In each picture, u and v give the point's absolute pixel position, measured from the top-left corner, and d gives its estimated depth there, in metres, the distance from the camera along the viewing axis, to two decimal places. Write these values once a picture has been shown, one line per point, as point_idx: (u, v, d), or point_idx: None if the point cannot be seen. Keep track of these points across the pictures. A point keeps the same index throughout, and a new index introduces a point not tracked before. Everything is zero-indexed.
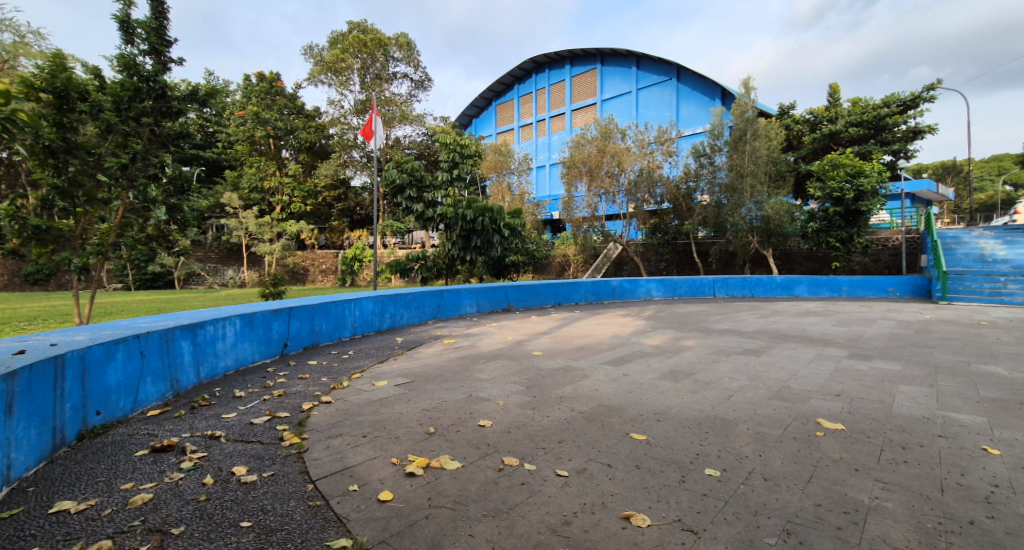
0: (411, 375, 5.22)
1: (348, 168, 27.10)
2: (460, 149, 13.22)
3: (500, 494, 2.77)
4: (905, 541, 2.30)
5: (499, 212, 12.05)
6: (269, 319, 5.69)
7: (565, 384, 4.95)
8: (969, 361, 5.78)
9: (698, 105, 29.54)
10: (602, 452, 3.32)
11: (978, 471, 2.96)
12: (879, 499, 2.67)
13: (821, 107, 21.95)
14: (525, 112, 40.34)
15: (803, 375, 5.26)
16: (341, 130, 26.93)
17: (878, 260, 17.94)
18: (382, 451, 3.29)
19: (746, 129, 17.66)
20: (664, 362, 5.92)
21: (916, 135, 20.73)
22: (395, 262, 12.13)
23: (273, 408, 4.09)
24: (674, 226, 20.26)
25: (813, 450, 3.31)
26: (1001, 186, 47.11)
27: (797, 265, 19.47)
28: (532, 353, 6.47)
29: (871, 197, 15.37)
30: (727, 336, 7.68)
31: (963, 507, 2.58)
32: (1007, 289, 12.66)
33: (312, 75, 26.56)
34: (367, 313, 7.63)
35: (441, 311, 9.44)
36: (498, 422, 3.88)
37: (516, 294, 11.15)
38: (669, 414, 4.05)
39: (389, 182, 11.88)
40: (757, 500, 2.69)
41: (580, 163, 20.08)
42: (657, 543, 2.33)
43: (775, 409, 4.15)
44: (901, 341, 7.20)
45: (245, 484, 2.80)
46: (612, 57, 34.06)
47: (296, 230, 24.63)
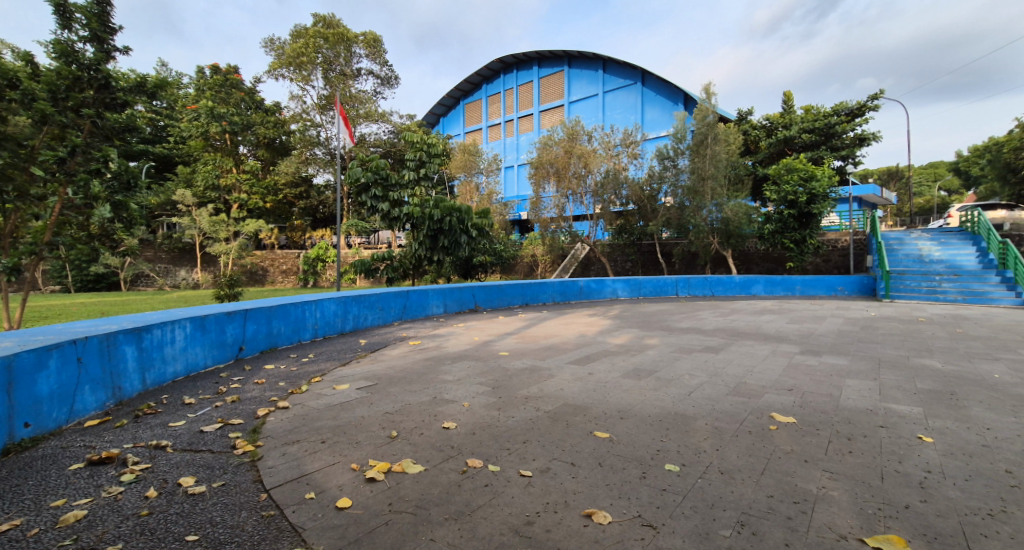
0: (374, 378, 5.12)
1: (311, 165, 26.85)
2: (428, 148, 13.06)
3: (464, 496, 2.75)
4: (849, 528, 2.42)
5: (467, 212, 11.94)
6: (223, 322, 5.46)
7: (531, 384, 4.96)
8: (908, 355, 6.14)
9: (662, 109, 30.24)
10: (566, 451, 3.34)
11: (914, 458, 3.15)
12: (826, 488, 2.80)
13: (776, 114, 22.90)
14: (493, 112, 40.37)
15: (758, 371, 5.47)
16: (303, 126, 26.20)
17: (828, 260, 18.88)
18: (342, 456, 3.21)
19: (707, 133, 18.13)
20: (628, 361, 6.03)
21: (863, 142, 21.95)
22: (360, 262, 11.90)
23: (225, 414, 3.93)
24: (640, 227, 20.58)
25: (766, 443, 3.43)
26: (936, 192, 50.76)
27: (754, 265, 20.23)
28: (498, 353, 6.47)
29: (822, 200, 16.16)
30: (688, 335, 7.89)
31: (899, 493, 2.73)
32: (941, 288, 13.50)
33: (273, 68, 25.75)
34: (328, 315, 7.43)
35: (407, 311, 9.30)
36: (462, 423, 3.86)
37: (483, 294, 11.11)
38: (631, 412, 4.12)
39: (354, 180, 11.71)
40: (714, 493, 2.77)
41: (547, 164, 20.12)
42: (618, 540, 2.36)
43: (732, 405, 4.28)
44: (848, 336, 7.60)
45: (192, 495, 2.67)
46: (579, 60, 34.52)
47: (255, 229, 23.75)
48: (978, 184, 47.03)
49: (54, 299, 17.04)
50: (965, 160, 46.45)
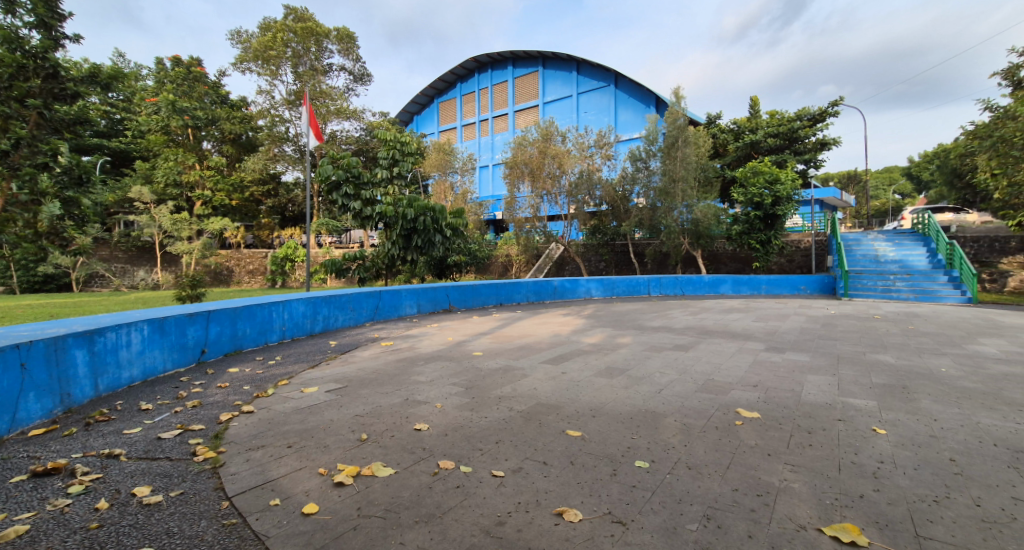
0: (344, 381, 5.03)
1: (280, 163, 26.21)
2: (401, 146, 12.87)
3: (435, 498, 2.72)
4: (808, 518, 2.50)
5: (441, 212, 11.82)
6: (183, 324, 5.26)
7: (504, 384, 4.96)
8: (865, 351, 6.42)
9: (635, 111, 30.70)
10: (538, 451, 3.35)
11: (868, 450, 3.28)
12: (787, 481, 2.89)
13: (743, 118, 23.59)
14: (467, 111, 40.25)
15: (725, 368, 5.61)
16: (271, 121, 25.50)
17: (792, 260, 19.55)
18: (309, 461, 3.13)
19: (677, 136, 18.48)
20: (601, 359, 6.10)
21: (824, 147, 22.82)
22: (331, 262, 11.66)
23: (185, 420, 3.79)
24: (613, 227, 20.83)
25: (731, 438, 3.53)
26: (891, 195, 53.31)
27: (723, 265, 20.75)
28: (472, 353, 6.45)
29: (786, 202, 16.72)
30: (659, 333, 8.04)
31: (855, 483, 2.84)
32: (895, 287, 14.13)
33: (239, 61, 25.00)
34: (297, 316, 7.25)
35: (379, 312, 9.15)
36: (435, 425, 3.82)
37: (457, 294, 11.05)
38: (603, 410, 4.17)
39: (324, 177, 11.48)
40: (682, 488, 2.83)
41: (522, 164, 20.13)
42: (588, 537, 2.38)
43: (700, 401, 4.39)
44: (810, 334, 7.89)
45: (147, 506, 2.56)
46: (553, 61, 34.73)
47: (219, 227, 22.97)
48: (930, 188, 49.59)
49: (9, 300, 16.96)
50: (916, 164, 48.90)
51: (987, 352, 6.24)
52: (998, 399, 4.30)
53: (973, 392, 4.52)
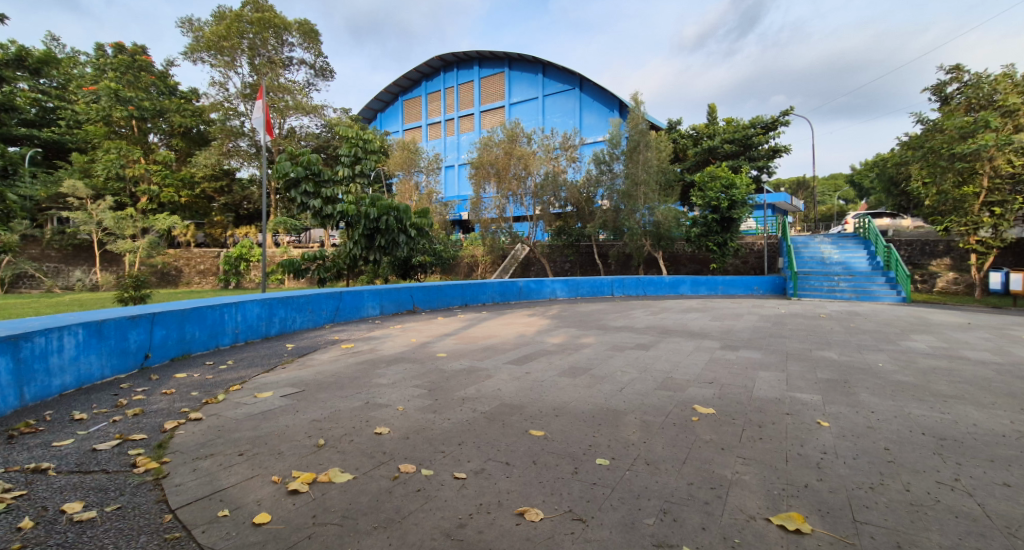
0: (301, 385, 4.87)
1: (234, 158, 25.20)
2: (364, 143, 12.61)
3: (395, 503, 2.67)
4: (757, 508, 2.60)
5: (405, 212, 11.62)
6: (124, 328, 4.98)
7: (468, 385, 4.94)
8: (812, 348, 6.75)
9: (599, 114, 31.20)
10: (501, 451, 3.34)
11: (813, 441, 3.45)
12: (739, 473, 3.00)
13: (702, 125, 24.43)
14: (432, 110, 39.90)
15: (684, 365, 5.78)
16: (224, 115, 24.40)
17: (747, 262, 20.37)
18: (262, 469, 3.02)
19: (639, 140, 18.93)
20: (565, 359, 6.16)
21: (777, 154, 23.88)
22: (289, 261, 11.27)
23: (125, 429, 3.57)
24: (577, 228, 21.11)
25: (688, 434, 3.63)
26: (836, 201, 56.48)
27: (682, 266, 21.38)
28: (436, 355, 6.38)
29: (741, 206, 17.40)
30: (622, 333, 8.18)
31: (800, 473, 2.98)
32: (839, 287, 14.94)
33: (191, 51, 23.88)
34: (251, 318, 6.97)
35: (340, 313, 8.92)
36: (396, 428, 3.75)
37: (421, 295, 10.94)
38: (566, 409, 4.21)
39: (282, 174, 11.10)
40: (640, 483, 2.89)
41: (487, 164, 20.08)
42: (548, 536, 2.39)
43: (659, 399, 4.49)
44: (762, 332, 8.22)
45: (78, 523, 2.40)
46: (519, 62, 34.85)
47: (167, 226, 21.84)
48: (870, 195, 52.79)
49: None
50: (858, 173, 51.98)
51: (918, 348, 6.68)
52: (927, 390, 4.61)
53: (906, 385, 4.82)
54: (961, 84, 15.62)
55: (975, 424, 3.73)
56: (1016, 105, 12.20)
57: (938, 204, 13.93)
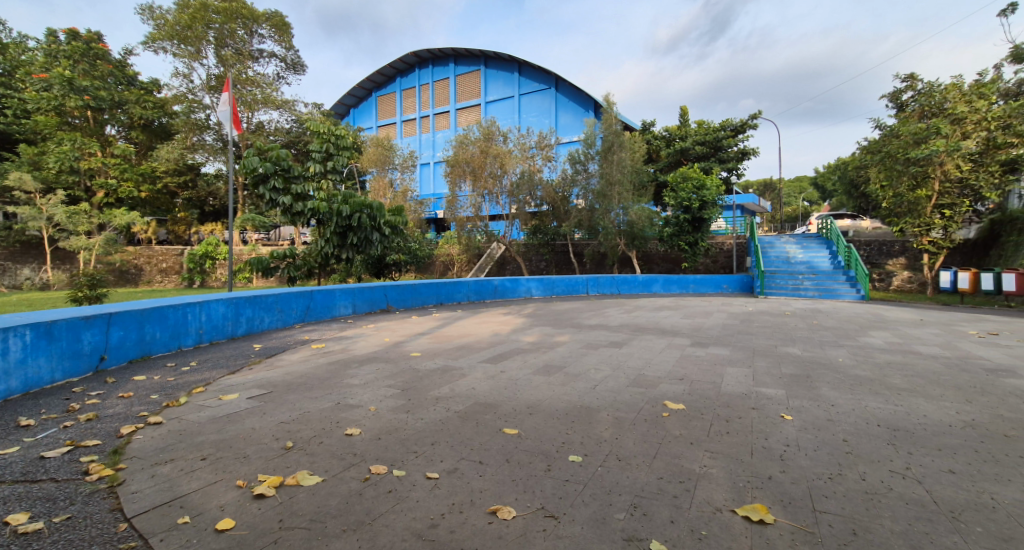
0: (268, 386, 4.74)
1: (198, 153, 24.23)
2: (336, 140, 12.35)
3: (365, 504, 2.63)
4: (724, 501, 2.66)
5: (378, 209, 11.44)
6: (77, 328, 4.76)
7: (442, 385, 4.89)
8: (777, 345, 6.96)
9: (574, 114, 31.43)
10: (473, 450, 3.33)
11: (777, 435, 3.55)
12: (707, 467, 3.07)
13: (674, 126, 24.90)
14: (407, 107, 39.46)
15: (655, 362, 5.87)
16: (188, 108, 23.51)
17: (717, 261, 20.87)
18: (226, 474, 2.92)
19: (614, 141, 19.16)
20: (539, 357, 6.18)
21: (746, 156, 24.54)
22: (257, 260, 10.95)
23: (77, 436, 3.41)
24: (553, 227, 21.18)
25: (658, 429, 3.69)
26: (801, 202, 58.43)
27: (655, 265, 21.73)
28: (410, 354, 6.31)
29: (711, 206, 17.81)
30: (596, 331, 8.26)
31: (765, 466, 3.06)
32: (804, 286, 15.46)
33: (151, 40, 22.93)
34: (216, 318, 6.75)
35: (311, 313, 8.73)
36: (368, 429, 3.69)
37: (395, 293, 10.80)
38: (539, 407, 4.22)
39: (250, 170, 10.76)
40: (611, 479, 2.92)
41: (463, 163, 19.95)
42: (520, 533, 2.39)
43: (631, 395, 4.56)
44: (730, 329, 8.44)
45: (24, 535, 2.28)
46: (495, 60, 34.77)
47: (126, 222, 20.99)
48: (832, 197, 54.79)
49: None
50: (821, 176, 53.87)
51: (875, 343, 6.97)
52: (883, 384, 4.82)
53: (863, 379, 5.02)
54: (915, 92, 16.38)
55: (925, 415, 3.91)
56: (963, 113, 12.89)
57: (895, 206, 14.60)
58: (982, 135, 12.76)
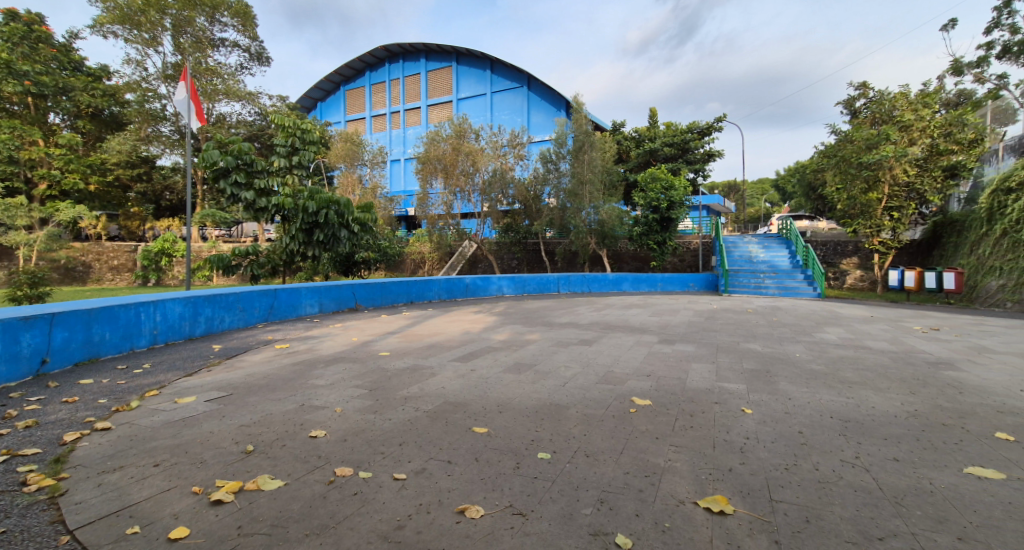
0: (228, 388, 4.57)
1: (153, 144, 23.20)
2: (301, 134, 11.98)
3: (329, 508, 2.57)
4: (687, 493, 2.73)
5: (346, 206, 11.19)
6: (15, 330, 4.48)
7: (410, 384, 4.83)
8: (740, 341, 7.18)
9: (546, 113, 31.60)
10: (443, 450, 3.30)
11: (738, 428, 3.66)
12: (671, 460, 3.13)
13: (643, 128, 25.36)
14: (376, 102, 38.81)
15: (623, 360, 5.97)
16: (141, 97, 22.38)
17: (684, 260, 21.38)
18: (180, 480, 2.80)
19: (584, 141, 19.34)
20: (510, 356, 6.19)
21: (712, 158, 25.23)
22: (217, 257, 10.56)
23: (14, 444, 3.20)
24: (525, 226, 21.15)
25: (625, 425, 3.74)
26: (763, 204, 60.63)
27: (624, 264, 22.08)
28: (378, 354, 6.20)
29: (678, 207, 18.22)
30: (566, 329, 8.31)
31: (726, 458, 3.15)
32: (765, 284, 16.02)
33: (100, 23, 21.77)
34: (172, 318, 6.47)
35: (274, 312, 8.48)
36: (333, 430, 3.61)
37: (364, 291, 10.62)
38: (509, 405, 4.22)
39: (210, 163, 10.36)
40: (580, 475, 2.95)
41: (435, 160, 19.74)
42: (488, 532, 2.39)
43: (600, 392, 4.61)
44: (696, 326, 8.67)
45: None
46: (466, 57, 34.55)
47: (71, 216, 19.93)
48: (791, 199, 56.92)
49: None
50: (782, 177, 55.85)
51: (829, 339, 7.28)
52: (836, 378, 5.04)
53: (818, 373, 5.24)
54: (867, 100, 17.20)
55: (874, 406, 4.11)
56: (910, 120, 13.54)
57: (848, 208, 15.13)
58: (926, 142, 13.51)
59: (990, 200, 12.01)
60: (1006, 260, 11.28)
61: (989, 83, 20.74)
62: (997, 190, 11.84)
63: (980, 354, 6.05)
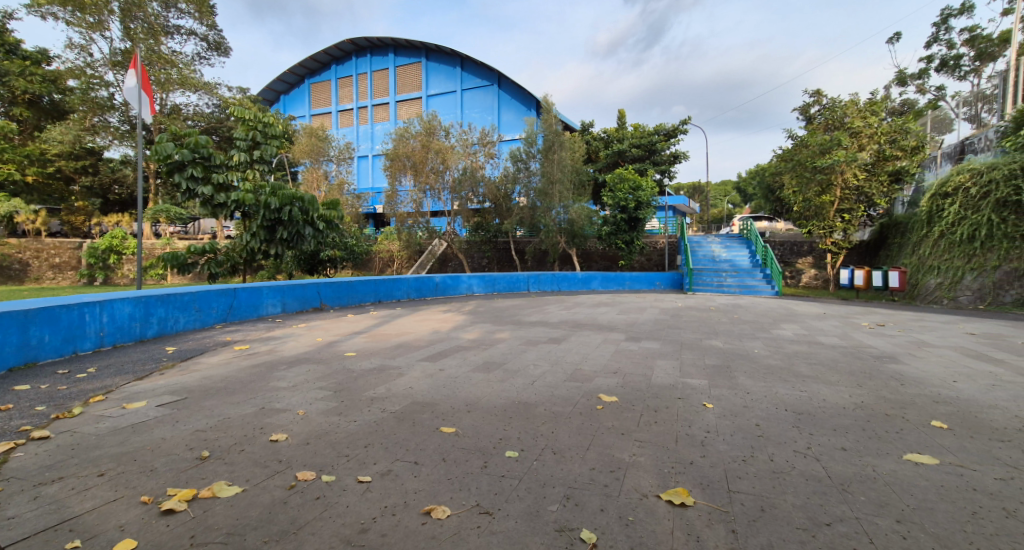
0: (182, 392, 4.37)
1: (100, 135, 21.95)
2: (263, 127, 11.59)
3: (289, 513, 2.49)
4: (650, 486, 2.78)
5: (311, 203, 10.85)
6: None
7: (377, 385, 4.74)
8: (703, 338, 7.38)
9: (516, 112, 31.67)
10: (409, 451, 3.25)
11: (699, 422, 3.76)
12: (636, 455, 3.19)
13: (612, 129, 25.77)
14: (343, 96, 37.98)
15: (591, 357, 6.04)
16: (86, 84, 21.16)
17: (650, 259, 21.84)
18: (129, 489, 2.66)
19: (554, 141, 19.46)
20: (479, 354, 6.16)
21: (677, 160, 25.86)
22: (172, 254, 10.06)
23: None
24: (495, 225, 21.10)
25: (592, 422, 3.79)
26: (726, 206, 62.72)
27: (594, 263, 22.37)
28: (343, 354, 6.05)
29: (646, 207, 18.57)
30: (536, 327, 8.34)
31: (688, 451, 3.23)
32: (726, 283, 16.54)
33: (39, 4, 20.47)
34: (120, 319, 6.14)
35: (233, 312, 8.17)
36: (295, 434, 3.50)
37: (329, 291, 10.37)
38: (478, 405, 4.20)
39: (164, 156, 9.88)
40: (547, 472, 2.96)
41: (404, 157, 19.44)
42: (454, 532, 2.36)
43: (568, 390, 4.65)
44: (662, 324, 8.85)
45: None
46: (436, 53, 34.20)
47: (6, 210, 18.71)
48: (752, 200, 59.04)
49: None
50: (743, 180, 57.97)
51: (785, 335, 7.58)
52: (791, 372, 5.25)
53: (775, 368, 5.44)
54: (821, 107, 17.97)
55: (824, 399, 4.30)
56: (860, 127, 14.35)
57: (804, 210, 15.71)
58: (874, 148, 14.34)
59: (929, 203, 12.73)
60: (943, 260, 12.02)
61: (929, 95, 22.11)
62: (935, 195, 12.59)
63: (921, 348, 6.43)
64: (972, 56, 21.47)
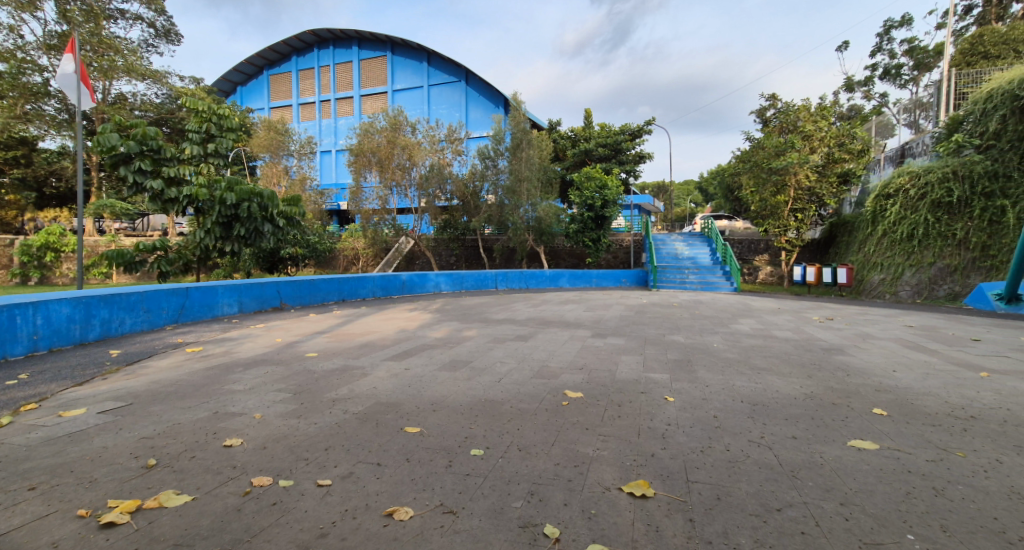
0: (129, 398, 4.13)
1: (33, 124, 20.59)
2: (218, 119, 11.03)
3: (243, 521, 2.39)
4: (613, 480, 2.81)
5: (270, 198, 10.39)
6: None
7: (339, 386, 4.62)
8: (665, 333, 7.54)
9: (484, 110, 31.56)
10: (372, 452, 3.18)
11: (661, 415, 3.84)
12: (599, 449, 3.22)
13: (579, 128, 26.09)
14: (304, 89, 36.84)
15: (557, 354, 6.08)
16: (15, 68, 19.78)
17: (617, 256, 22.21)
18: (65, 503, 2.49)
19: (522, 138, 19.45)
20: (445, 353, 6.09)
21: (642, 159, 26.42)
22: (118, 253, 9.49)
23: None
24: (463, 223, 20.98)
25: (558, 418, 3.80)
26: (689, 205, 64.49)
27: (561, 260, 22.56)
28: (304, 355, 5.86)
29: (612, 205, 18.84)
30: (503, 325, 8.32)
31: (649, 444, 3.29)
32: (688, 280, 16.99)
33: None
34: (57, 321, 5.75)
35: (185, 312, 7.79)
36: (251, 438, 3.36)
37: (289, 290, 10.04)
38: (444, 403, 4.15)
39: (107, 148, 9.25)
40: (512, 469, 2.95)
41: (368, 153, 19.03)
42: (417, 533, 2.32)
43: (534, 387, 4.66)
44: (627, 320, 9.01)
45: None
46: (402, 47, 33.64)
47: None
48: (714, 200, 60.97)
49: None
50: (705, 181, 59.92)
51: (743, 329, 7.86)
52: (748, 365, 5.44)
53: (732, 361, 5.63)
54: (776, 110, 18.81)
55: (777, 390, 4.48)
56: (812, 131, 15.29)
57: (760, 209, 16.27)
58: (824, 151, 15.15)
59: (873, 204, 13.32)
60: (885, 257, 12.73)
61: (875, 101, 23.37)
62: (879, 196, 13.19)
63: (865, 340, 6.79)
64: (911, 65, 22.86)
